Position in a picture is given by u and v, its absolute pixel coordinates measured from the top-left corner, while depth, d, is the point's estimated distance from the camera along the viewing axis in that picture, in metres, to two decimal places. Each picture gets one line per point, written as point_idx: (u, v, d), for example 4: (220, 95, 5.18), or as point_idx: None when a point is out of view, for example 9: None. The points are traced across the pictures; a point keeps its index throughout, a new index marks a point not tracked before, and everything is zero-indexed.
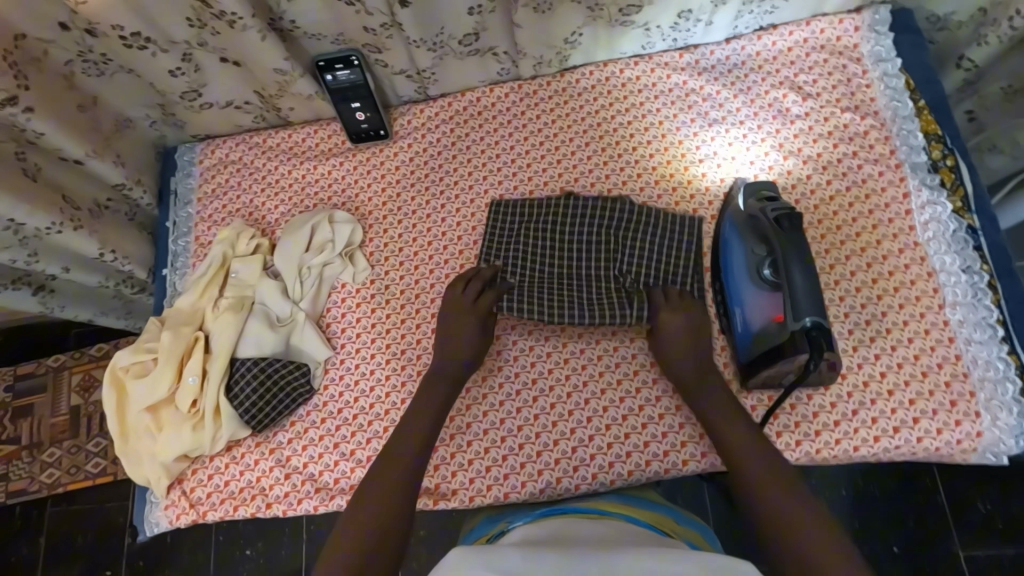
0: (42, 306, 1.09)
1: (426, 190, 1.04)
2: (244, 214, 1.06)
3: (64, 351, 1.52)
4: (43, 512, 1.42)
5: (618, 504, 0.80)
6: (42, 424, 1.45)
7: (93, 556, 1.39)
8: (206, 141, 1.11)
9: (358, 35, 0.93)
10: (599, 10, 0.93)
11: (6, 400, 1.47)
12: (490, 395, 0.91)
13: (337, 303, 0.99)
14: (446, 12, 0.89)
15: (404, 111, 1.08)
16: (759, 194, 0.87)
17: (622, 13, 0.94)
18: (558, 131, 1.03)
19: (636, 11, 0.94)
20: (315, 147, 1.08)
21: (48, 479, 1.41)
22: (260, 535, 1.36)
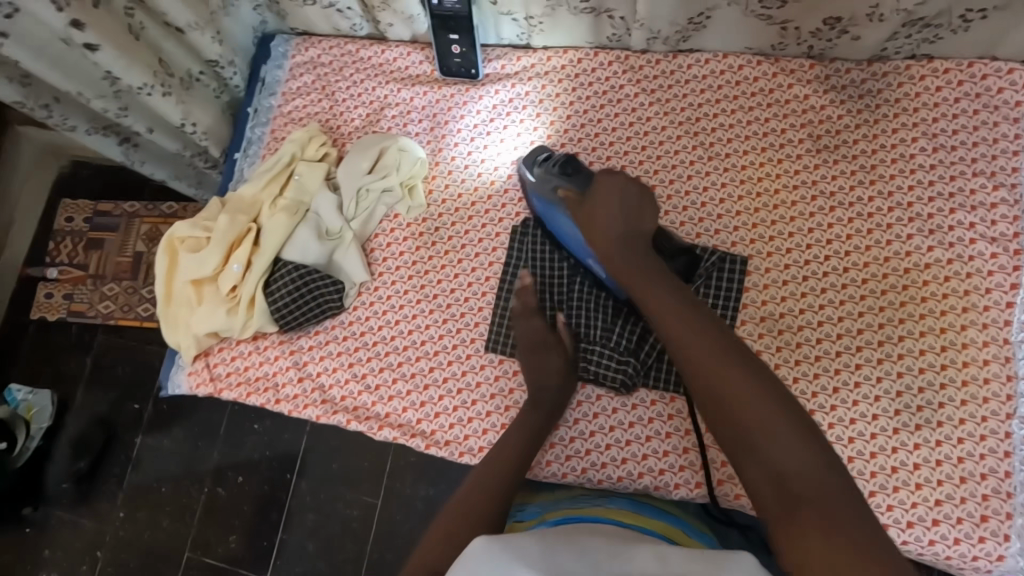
0: (126, 158, 1.16)
1: (500, 142, 1.00)
2: (321, 119, 1.07)
3: (141, 199, 1.62)
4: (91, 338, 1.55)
5: (625, 511, 0.78)
6: (108, 261, 1.57)
7: (126, 391, 1.52)
8: (303, 36, 1.11)
9: None
10: None
11: (83, 231, 1.60)
12: (506, 361, 0.91)
13: (386, 231, 0.99)
14: None
15: (500, 54, 1.03)
16: (534, 162, 0.93)
17: (761, 5, 0.85)
18: (653, 115, 0.96)
19: (777, 6, 0.85)
20: (405, 70, 1.06)
21: (104, 309, 1.54)
22: (271, 416, 1.45)
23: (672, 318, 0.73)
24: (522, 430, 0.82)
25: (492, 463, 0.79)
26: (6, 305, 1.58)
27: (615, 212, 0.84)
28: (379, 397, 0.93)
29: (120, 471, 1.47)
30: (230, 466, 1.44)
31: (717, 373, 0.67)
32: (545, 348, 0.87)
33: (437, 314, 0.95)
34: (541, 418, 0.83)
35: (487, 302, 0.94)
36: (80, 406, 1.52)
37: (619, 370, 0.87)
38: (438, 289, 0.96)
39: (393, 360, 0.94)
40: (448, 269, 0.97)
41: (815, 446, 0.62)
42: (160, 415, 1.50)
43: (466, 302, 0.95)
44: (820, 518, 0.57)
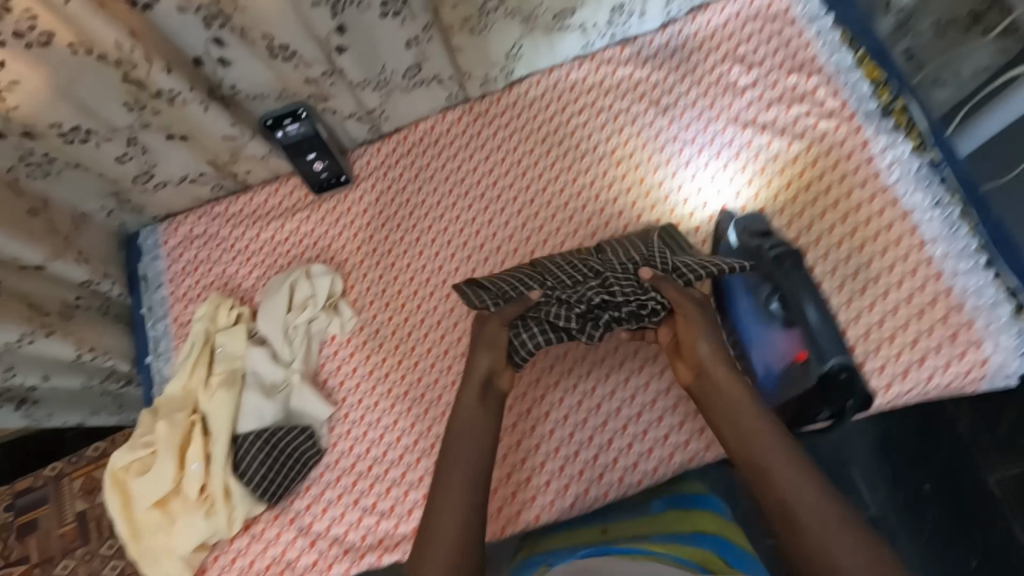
0: (27, 420, 1.02)
1: (398, 227, 1.03)
2: (219, 285, 1.05)
3: (64, 454, 1.41)
4: None
5: (662, 543, 0.69)
6: (48, 539, 1.35)
7: None
8: (167, 220, 1.10)
9: (301, 87, 0.91)
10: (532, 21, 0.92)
11: (6, 522, 1.37)
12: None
13: (330, 357, 0.97)
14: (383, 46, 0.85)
15: (360, 154, 1.07)
16: (750, 228, 0.84)
17: (556, 19, 0.93)
18: (517, 145, 1.03)
19: (570, 15, 0.93)
20: (279, 206, 1.07)
21: None
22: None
23: (700, 328, 0.75)
24: (479, 421, 0.76)
25: (467, 476, 0.72)
26: None
27: (722, 343, 0.76)
28: (399, 517, 0.88)
29: None
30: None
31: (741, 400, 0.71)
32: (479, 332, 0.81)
33: (415, 410, 0.93)
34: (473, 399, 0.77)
35: (458, 373, 0.93)
36: None
37: (646, 300, 0.77)
38: (405, 386, 0.94)
39: (395, 475, 0.90)
40: (406, 362, 0.96)
41: (806, 483, 0.65)
42: None
43: (438, 383, 0.93)
44: (794, 535, 0.63)
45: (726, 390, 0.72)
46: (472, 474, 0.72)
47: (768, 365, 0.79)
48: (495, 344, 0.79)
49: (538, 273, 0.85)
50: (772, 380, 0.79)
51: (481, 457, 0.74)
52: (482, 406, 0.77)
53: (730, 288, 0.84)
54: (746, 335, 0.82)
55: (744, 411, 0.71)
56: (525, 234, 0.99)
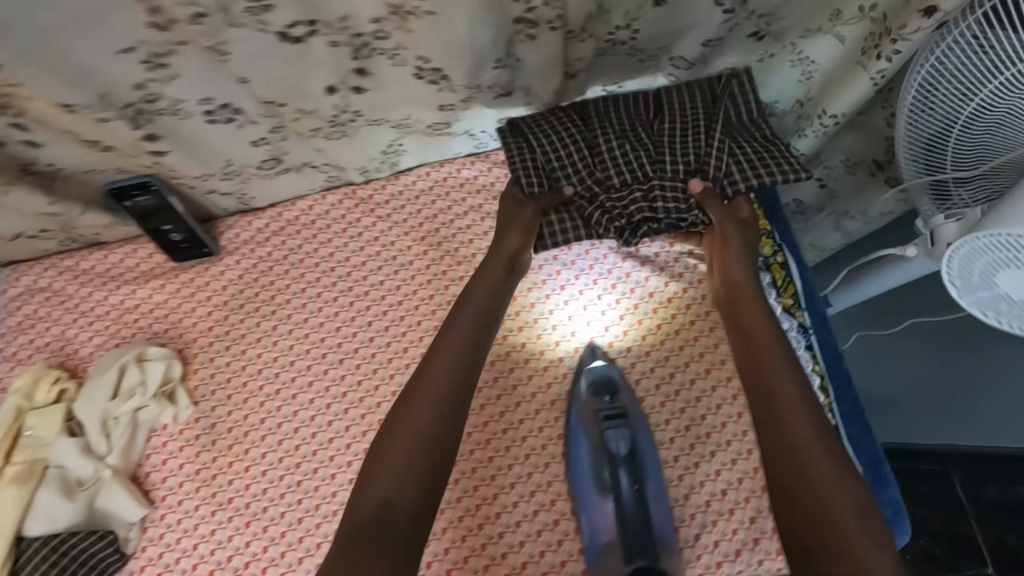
0: None
1: (256, 311, 0.96)
2: (53, 348, 0.96)
3: None
4: None
5: None
6: None
7: None
8: (10, 266, 1.00)
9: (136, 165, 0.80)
10: (406, 126, 0.85)
11: None
12: (322, 525, 0.86)
13: (157, 449, 0.90)
14: (226, 144, 0.78)
15: (230, 224, 0.99)
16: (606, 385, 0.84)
17: (431, 129, 0.87)
18: (395, 239, 0.97)
19: (448, 127, 0.87)
20: (135, 268, 0.99)
21: None
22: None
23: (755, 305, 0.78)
24: (467, 348, 0.78)
25: (422, 422, 0.73)
26: None
27: (768, 326, 0.77)
28: None
29: None
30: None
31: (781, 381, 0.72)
32: (488, 268, 0.82)
33: (239, 521, 0.87)
34: (472, 349, 0.78)
35: (289, 486, 0.88)
36: None
37: (676, 208, 0.81)
38: (232, 492, 0.88)
39: None
40: (237, 465, 0.89)
41: (858, 509, 0.63)
42: None
43: (266, 493, 0.88)
44: (838, 537, 0.61)
45: (780, 373, 0.73)
46: (430, 447, 0.72)
47: (595, 534, 0.79)
48: (529, 229, 0.83)
49: (572, 163, 0.84)
50: (596, 551, 0.79)
51: (446, 405, 0.74)
52: (452, 383, 0.75)
53: (573, 444, 0.84)
54: (581, 499, 0.81)
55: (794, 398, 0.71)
56: (387, 339, 0.94)
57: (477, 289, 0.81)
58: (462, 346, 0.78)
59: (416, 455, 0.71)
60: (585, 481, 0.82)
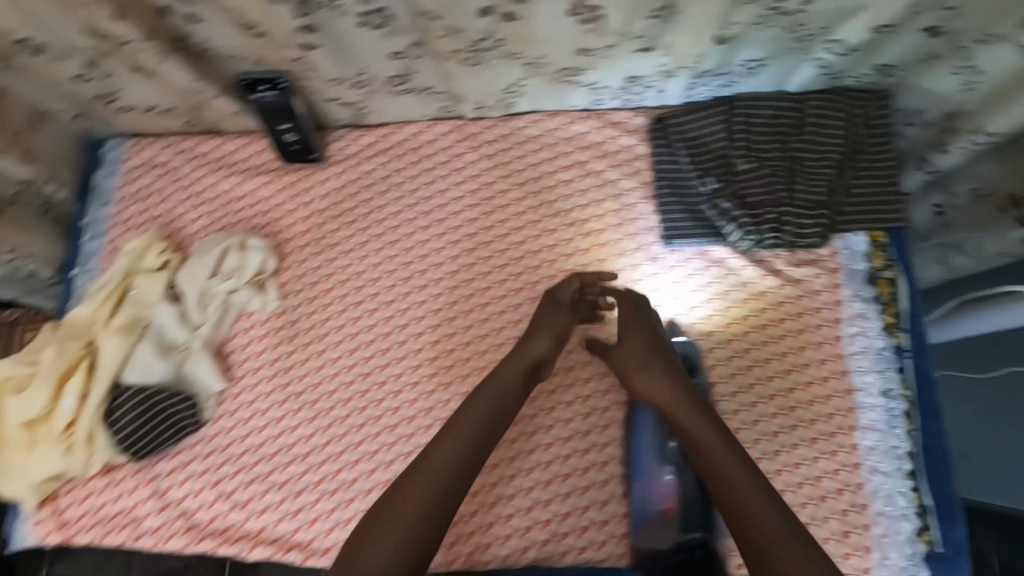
0: None
1: (350, 224, 0.99)
2: (163, 221, 1.03)
3: None
4: None
5: None
6: None
7: None
8: (135, 138, 1.07)
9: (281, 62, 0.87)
10: (538, 66, 0.85)
11: None
12: (381, 435, 0.89)
13: (241, 332, 0.95)
14: (367, 54, 0.84)
15: (338, 136, 1.02)
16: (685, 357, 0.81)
17: (565, 74, 0.87)
18: (495, 179, 0.97)
19: (579, 73, 0.87)
20: (246, 161, 1.04)
21: None
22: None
23: (642, 342, 0.77)
24: (482, 421, 0.72)
25: (421, 475, 0.68)
26: None
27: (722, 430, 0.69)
28: (251, 512, 0.88)
29: None
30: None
31: (673, 411, 0.71)
32: (533, 330, 0.80)
33: (303, 414, 0.91)
34: (499, 396, 0.75)
35: (354, 392, 0.92)
36: None
37: (807, 223, 0.85)
38: (303, 386, 0.93)
39: (262, 470, 0.89)
40: (311, 362, 0.94)
41: None
42: None
43: (334, 394, 0.92)
44: None
45: (738, 484, 0.64)
46: (426, 510, 0.66)
47: (646, 500, 0.78)
48: (559, 304, 0.82)
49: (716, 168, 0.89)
50: (644, 516, 0.78)
51: (456, 476, 0.68)
52: (461, 436, 0.71)
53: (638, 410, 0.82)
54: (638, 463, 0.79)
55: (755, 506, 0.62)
56: (469, 273, 0.95)
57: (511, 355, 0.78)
58: (467, 406, 0.74)
59: (423, 516, 0.65)
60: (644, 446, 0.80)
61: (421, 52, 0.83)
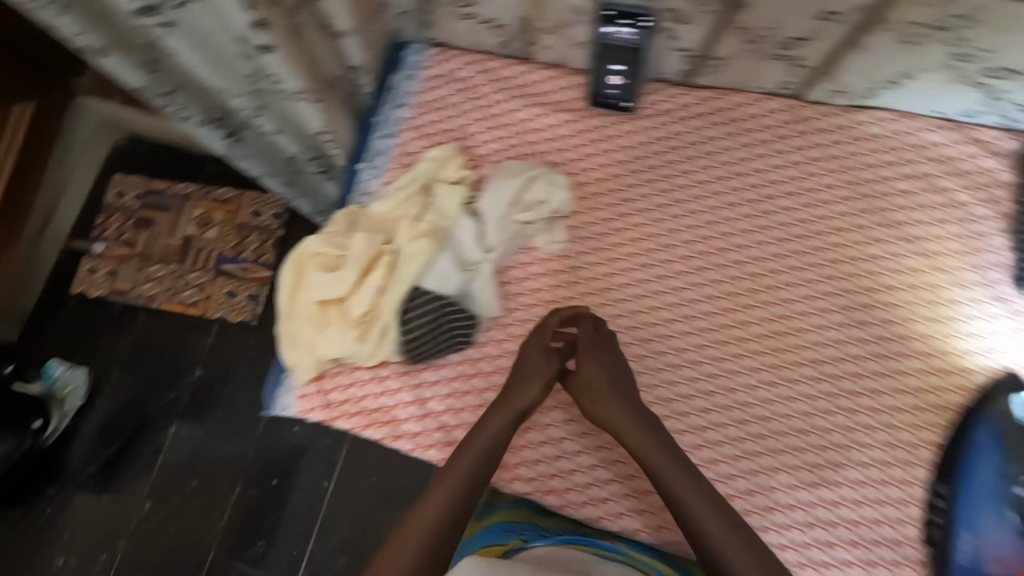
0: (226, 153, 0.96)
1: (651, 183, 0.94)
2: (455, 136, 1.02)
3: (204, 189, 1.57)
4: (134, 319, 1.55)
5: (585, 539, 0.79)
6: (156, 241, 1.56)
7: (153, 376, 1.49)
8: (439, 48, 1.06)
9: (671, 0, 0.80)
10: (959, 61, 0.77)
11: (118, 204, 1.57)
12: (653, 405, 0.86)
13: (521, 265, 0.93)
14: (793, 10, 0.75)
15: (655, 89, 0.96)
16: None
17: (982, 74, 0.78)
18: (822, 172, 0.90)
19: (1002, 76, 0.77)
20: (548, 94, 1.01)
21: (147, 290, 1.54)
22: (155, 300, 1.53)
23: (622, 414, 0.77)
24: (495, 447, 0.78)
25: (432, 505, 0.72)
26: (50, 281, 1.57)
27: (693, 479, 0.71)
28: None
29: (146, 460, 1.44)
30: (147, 459, 1.44)
31: (691, 499, 0.70)
32: (530, 363, 0.82)
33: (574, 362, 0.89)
34: (500, 430, 0.78)
35: (630, 354, 0.89)
36: (107, 386, 1.51)
37: None
38: None
39: None
40: (587, 312, 0.91)
41: None
42: (197, 401, 1.47)
43: None
44: None
45: (707, 525, 0.68)
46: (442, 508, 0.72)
47: (976, 556, 0.73)
48: (534, 373, 0.81)
49: None
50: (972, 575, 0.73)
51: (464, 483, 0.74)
52: (492, 449, 0.77)
53: (976, 460, 0.75)
54: (971, 516, 0.74)
55: (712, 526, 0.68)
56: (777, 264, 0.88)
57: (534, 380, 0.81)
58: (484, 424, 0.79)
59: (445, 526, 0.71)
60: (980, 499, 0.74)
61: (856, 19, 0.74)
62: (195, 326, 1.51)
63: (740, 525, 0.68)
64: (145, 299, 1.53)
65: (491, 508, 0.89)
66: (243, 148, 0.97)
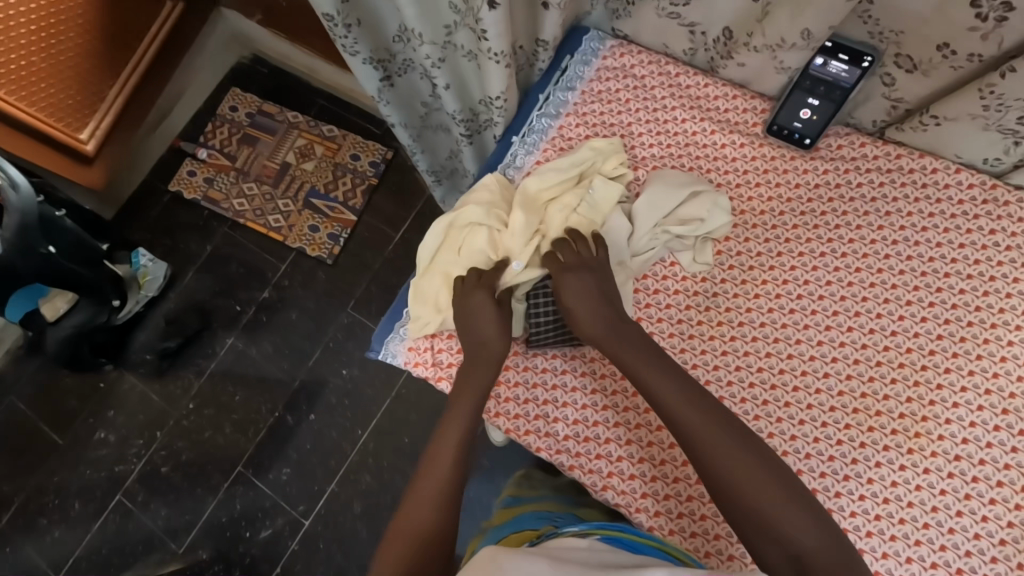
0: (376, 93, 1.15)
1: (814, 228, 0.89)
2: (617, 131, 0.99)
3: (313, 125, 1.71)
4: (219, 227, 1.66)
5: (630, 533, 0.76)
6: (257, 158, 1.70)
7: (231, 287, 1.61)
8: (621, 40, 1.03)
9: (914, 46, 0.76)
10: None
11: (240, 123, 1.73)
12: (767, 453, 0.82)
13: (658, 277, 0.91)
14: None
15: (842, 133, 0.91)
16: None
17: None
18: (1007, 262, 0.84)
19: None
20: (724, 112, 0.97)
21: (236, 205, 1.66)
22: (242, 216, 1.66)
23: (639, 367, 0.77)
24: (479, 390, 0.80)
25: (431, 482, 0.73)
26: (160, 177, 1.70)
27: (669, 373, 0.75)
28: (607, 453, 0.86)
29: (202, 361, 1.56)
30: (198, 362, 1.56)
31: (709, 440, 0.69)
32: (470, 304, 0.85)
33: None
34: (487, 373, 0.81)
35: (752, 395, 0.84)
36: (186, 285, 1.62)
37: None
38: (700, 360, 0.87)
39: (631, 419, 0.87)
40: (717, 342, 0.87)
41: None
42: (257, 321, 1.58)
43: (729, 386, 0.85)
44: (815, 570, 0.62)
45: (687, 415, 0.71)
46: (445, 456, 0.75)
47: None
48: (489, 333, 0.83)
49: None
50: None
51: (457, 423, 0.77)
52: (477, 370, 0.81)
53: None
54: None
55: (715, 434, 0.70)
56: (935, 344, 0.83)
57: (482, 321, 0.84)
58: (478, 369, 0.82)
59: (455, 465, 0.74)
60: None
61: None
62: (274, 250, 1.63)
63: (730, 421, 0.72)
64: (234, 212, 1.66)
65: (527, 497, 0.92)
66: (389, 92, 1.17)
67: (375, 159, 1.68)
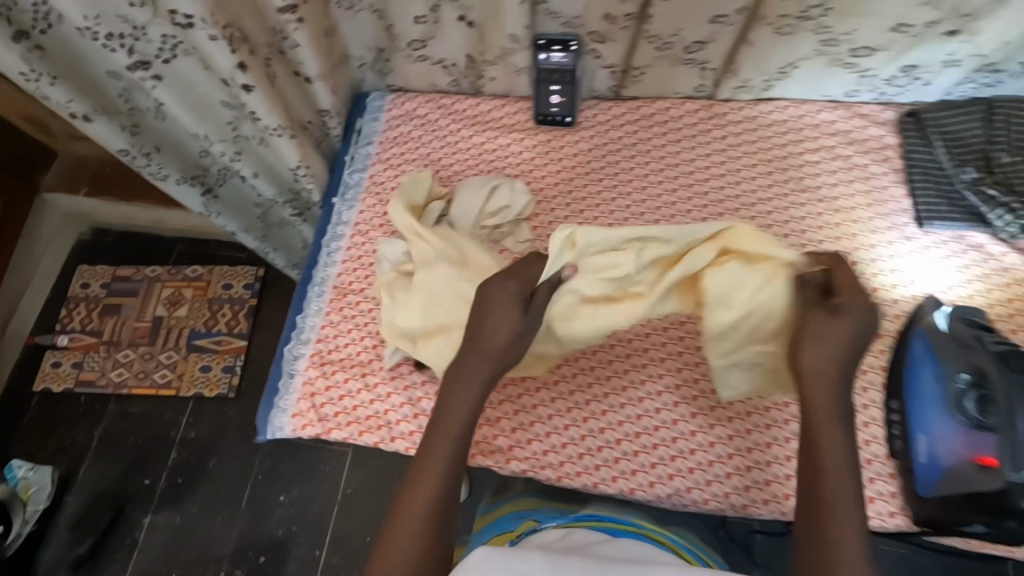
0: (204, 209, 1.19)
1: (600, 182, 1.06)
2: (420, 162, 1.12)
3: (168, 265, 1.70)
4: (105, 407, 1.56)
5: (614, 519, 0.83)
6: (126, 325, 1.63)
7: (139, 461, 1.50)
8: (397, 92, 1.18)
9: (592, 23, 0.96)
10: (829, 47, 0.94)
11: (99, 296, 1.66)
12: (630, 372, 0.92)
13: None
14: (690, 18, 0.92)
15: (591, 105, 1.10)
16: (965, 317, 0.83)
17: (852, 54, 0.95)
18: (743, 155, 1.04)
19: (866, 55, 0.94)
20: (499, 119, 1.13)
21: (117, 377, 1.57)
22: (126, 387, 1.56)
23: (826, 346, 0.71)
24: (466, 393, 0.75)
25: (415, 505, 0.69)
26: (18, 376, 1.60)
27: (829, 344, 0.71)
28: (501, 431, 0.91)
29: (127, 554, 1.42)
30: (121, 556, 1.42)
31: (825, 404, 0.70)
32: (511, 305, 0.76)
33: None
34: (478, 377, 0.75)
35: None
36: (83, 481, 1.49)
37: None
38: None
39: (512, 394, 0.93)
40: None
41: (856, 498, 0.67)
42: (175, 486, 1.48)
43: None
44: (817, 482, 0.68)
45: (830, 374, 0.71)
46: (438, 481, 0.71)
47: (933, 455, 0.79)
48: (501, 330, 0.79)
49: (971, 160, 0.95)
50: (933, 472, 0.78)
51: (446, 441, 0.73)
52: (486, 379, 0.76)
53: (914, 372, 0.83)
54: (920, 419, 0.80)
55: (833, 382, 0.71)
56: None
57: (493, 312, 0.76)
58: (463, 361, 0.77)
59: (440, 496, 0.70)
60: (929, 404, 0.80)
61: (739, 21, 0.91)
62: (172, 407, 1.55)
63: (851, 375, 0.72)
64: (115, 385, 1.57)
65: (503, 500, 0.94)
66: (219, 205, 1.21)
67: (248, 281, 1.66)
